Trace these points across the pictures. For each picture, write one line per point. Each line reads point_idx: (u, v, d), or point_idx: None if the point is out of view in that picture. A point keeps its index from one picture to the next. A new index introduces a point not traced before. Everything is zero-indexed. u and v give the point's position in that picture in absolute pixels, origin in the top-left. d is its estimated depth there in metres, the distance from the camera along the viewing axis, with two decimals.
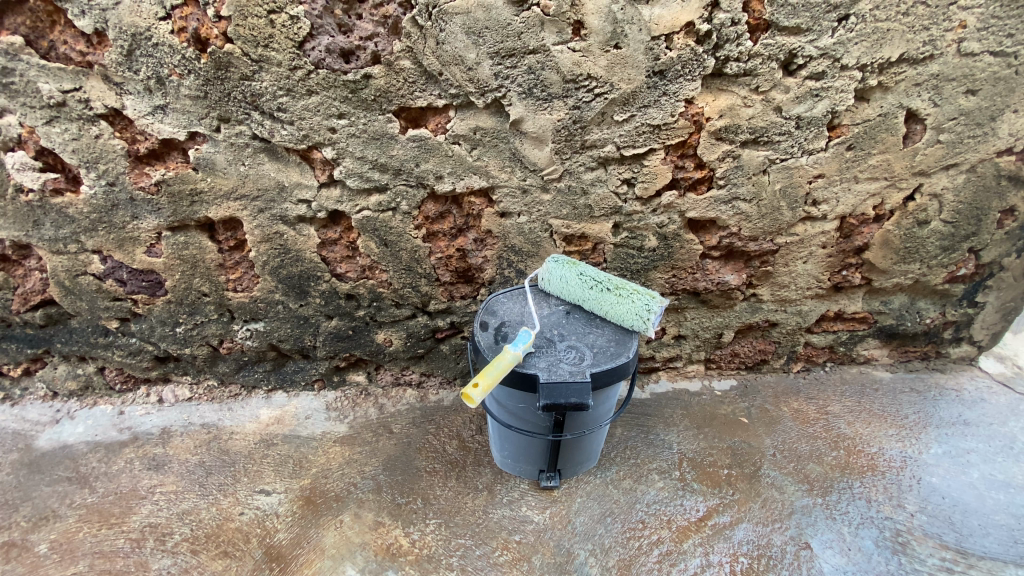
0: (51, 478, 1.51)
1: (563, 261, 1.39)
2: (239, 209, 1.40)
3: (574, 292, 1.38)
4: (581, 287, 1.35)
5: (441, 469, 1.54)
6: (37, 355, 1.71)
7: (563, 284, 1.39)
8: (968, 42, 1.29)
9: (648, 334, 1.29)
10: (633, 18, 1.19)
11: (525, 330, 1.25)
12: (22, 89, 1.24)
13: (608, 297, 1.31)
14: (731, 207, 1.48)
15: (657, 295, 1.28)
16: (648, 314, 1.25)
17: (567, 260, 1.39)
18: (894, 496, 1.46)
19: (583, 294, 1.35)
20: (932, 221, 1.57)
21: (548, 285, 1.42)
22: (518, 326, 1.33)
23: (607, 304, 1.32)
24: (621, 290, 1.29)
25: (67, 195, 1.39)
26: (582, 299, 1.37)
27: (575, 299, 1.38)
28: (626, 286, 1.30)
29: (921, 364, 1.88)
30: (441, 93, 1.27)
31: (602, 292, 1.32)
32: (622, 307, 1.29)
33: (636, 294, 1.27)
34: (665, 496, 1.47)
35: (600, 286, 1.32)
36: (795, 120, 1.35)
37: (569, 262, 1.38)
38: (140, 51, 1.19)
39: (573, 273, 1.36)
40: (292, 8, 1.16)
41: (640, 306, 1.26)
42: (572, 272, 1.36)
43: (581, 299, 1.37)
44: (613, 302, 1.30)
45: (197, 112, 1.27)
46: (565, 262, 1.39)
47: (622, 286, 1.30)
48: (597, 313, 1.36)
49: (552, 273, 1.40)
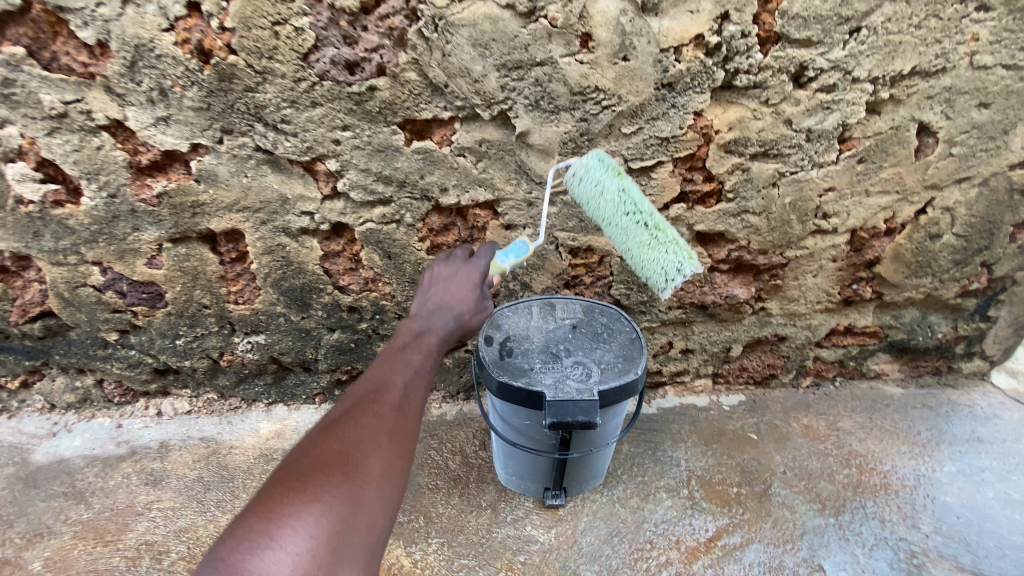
0: (47, 493, 1.49)
1: (610, 166, 1.19)
2: (241, 220, 1.39)
3: (605, 207, 1.20)
4: (616, 207, 1.18)
5: (444, 486, 1.52)
6: (35, 367, 1.68)
7: (597, 190, 1.20)
8: (981, 55, 1.27)
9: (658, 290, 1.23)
10: (642, 30, 1.18)
11: (525, 242, 1.28)
12: (23, 99, 1.23)
13: (642, 234, 1.18)
14: (740, 220, 1.46)
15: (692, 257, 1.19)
16: (677, 275, 1.18)
17: (614, 168, 1.20)
18: (908, 516, 1.42)
19: (614, 215, 1.19)
20: (944, 235, 1.54)
21: (579, 181, 1.23)
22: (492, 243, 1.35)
23: (636, 239, 1.19)
24: (660, 235, 1.18)
25: (67, 206, 1.37)
26: (609, 218, 1.21)
27: (602, 215, 1.21)
28: (667, 231, 1.18)
29: (932, 379, 1.84)
30: (447, 105, 1.25)
31: (636, 225, 1.18)
32: (650, 252, 1.19)
33: (674, 247, 1.17)
34: (673, 515, 1.44)
35: (639, 218, 1.17)
36: (806, 132, 1.33)
37: (616, 174, 1.19)
38: (143, 63, 1.18)
39: (615, 186, 1.18)
40: (297, 19, 1.14)
41: (671, 263, 1.18)
42: (615, 184, 1.18)
43: (607, 218, 1.21)
44: (644, 242, 1.19)
45: (200, 123, 1.25)
46: (612, 169, 1.20)
47: (664, 229, 1.18)
48: (618, 240, 1.22)
49: (591, 172, 1.20)
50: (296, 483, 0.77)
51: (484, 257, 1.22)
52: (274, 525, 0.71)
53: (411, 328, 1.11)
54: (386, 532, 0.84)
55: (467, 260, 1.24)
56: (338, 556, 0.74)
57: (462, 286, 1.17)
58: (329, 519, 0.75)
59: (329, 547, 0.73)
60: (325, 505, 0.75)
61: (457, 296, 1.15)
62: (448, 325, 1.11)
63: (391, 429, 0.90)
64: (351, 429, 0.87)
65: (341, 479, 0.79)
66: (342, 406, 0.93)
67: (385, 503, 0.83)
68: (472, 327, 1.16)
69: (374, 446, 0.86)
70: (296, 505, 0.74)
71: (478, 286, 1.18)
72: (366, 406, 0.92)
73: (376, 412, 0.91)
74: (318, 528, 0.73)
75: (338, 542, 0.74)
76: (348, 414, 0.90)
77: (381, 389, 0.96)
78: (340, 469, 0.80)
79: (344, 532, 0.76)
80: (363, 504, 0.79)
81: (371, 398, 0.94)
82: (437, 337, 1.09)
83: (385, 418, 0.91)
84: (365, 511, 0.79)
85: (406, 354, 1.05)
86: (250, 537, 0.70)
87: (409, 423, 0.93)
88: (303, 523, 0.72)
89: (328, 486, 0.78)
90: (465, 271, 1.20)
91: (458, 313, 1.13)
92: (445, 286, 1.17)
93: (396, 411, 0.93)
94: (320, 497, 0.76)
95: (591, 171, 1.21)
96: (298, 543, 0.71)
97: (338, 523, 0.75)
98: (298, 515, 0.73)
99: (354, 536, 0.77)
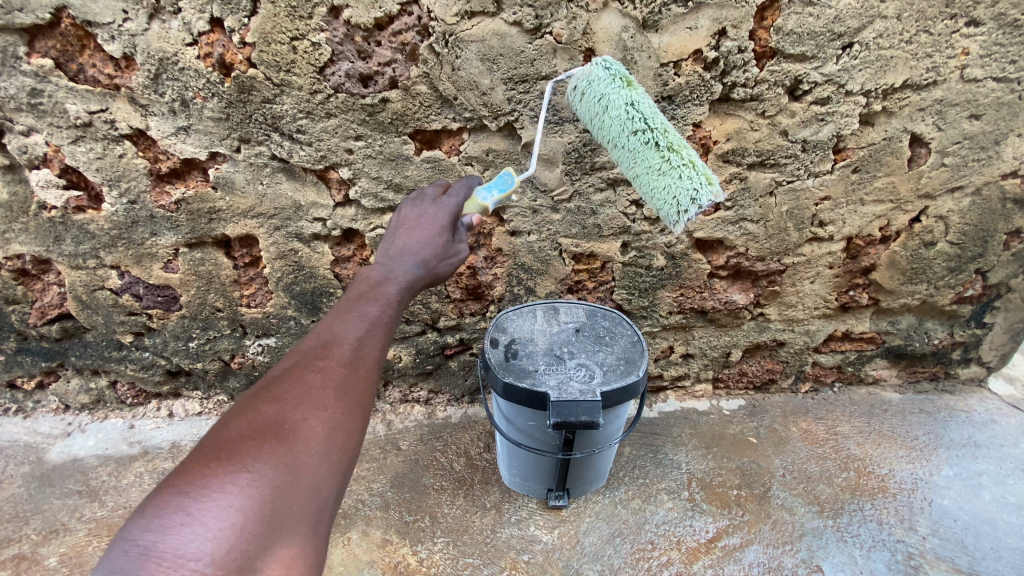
0: (61, 491, 1.52)
1: (619, 78, 1.11)
2: (256, 226, 1.44)
3: (611, 124, 1.11)
4: (621, 122, 1.08)
5: (450, 487, 1.55)
6: (51, 368, 1.73)
7: (603, 104, 1.11)
8: (971, 69, 1.32)
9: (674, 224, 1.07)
10: (643, 46, 1.23)
11: (510, 175, 1.19)
12: (49, 109, 1.28)
13: (649, 155, 1.07)
14: (739, 228, 1.50)
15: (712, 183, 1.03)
16: (691, 206, 1.01)
17: (624, 79, 1.11)
18: (905, 518, 1.45)
19: (620, 133, 1.09)
20: (938, 242, 1.58)
21: (586, 95, 1.15)
22: (474, 180, 1.22)
23: (645, 161, 1.08)
24: (671, 156, 1.04)
25: (89, 212, 1.43)
26: (615, 138, 1.12)
27: (610, 134, 1.12)
28: (681, 152, 1.05)
29: (930, 385, 1.87)
30: (456, 117, 1.31)
31: (643, 143, 1.07)
32: (660, 176, 1.06)
33: (687, 170, 1.02)
34: (674, 516, 1.47)
35: (647, 135, 1.06)
36: (802, 143, 1.38)
37: (626, 85, 1.10)
38: (166, 75, 1.23)
39: (622, 100, 1.08)
40: (314, 35, 1.19)
41: (685, 186, 1.02)
42: (622, 96, 1.09)
43: (614, 138, 1.12)
44: (653, 164, 1.06)
45: (219, 133, 1.30)
46: (621, 79, 1.11)
47: (676, 148, 1.05)
48: (628, 163, 1.11)
49: (597, 85, 1.13)
50: (222, 452, 0.70)
51: (454, 203, 1.11)
52: (191, 501, 0.65)
53: (370, 274, 0.99)
54: (336, 497, 0.78)
55: (436, 202, 1.11)
56: (272, 527, 0.68)
57: (430, 226, 1.05)
58: (258, 490, 0.68)
59: (259, 520, 0.67)
60: (254, 476, 0.69)
61: (420, 240, 1.03)
62: (413, 270, 1.00)
63: (338, 385, 0.82)
64: (292, 388, 0.79)
65: (273, 446, 0.72)
66: (286, 360, 0.85)
67: (331, 468, 0.76)
68: (443, 275, 1.06)
69: (316, 406, 0.78)
70: (219, 477, 0.67)
71: (448, 228, 1.07)
72: (311, 360, 0.83)
73: (322, 367, 0.82)
74: (243, 500, 0.66)
75: (272, 513, 0.68)
76: (287, 374, 0.81)
77: (328, 344, 0.86)
78: (274, 435, 0.73)
79: (278, 502, 0.69)
80: (302, 470, 0.73)
81: (318, 351, 0.85)
82: (399, 286, 0.97)
83: (333, 374, 0.82)
84: (305, 479, 0.73)
85: (362, 304, 0.93)
86: (163, 512, 0.64)
87: (363, 378, 0.85)
88: (226, 496, 0.66)
89: (257, 455, 0.71)
90: (433, 214, 1.07)
91: (420, 261, 1.01)
92: (410, 230, 1.05)
93: (347, 366, 0.84)
94: (246, 467, 0.69)
95: (598, 83, 1.13)
96: (219, 517, 0.64)
97: (271, 493, 0.69)
98: (220, 487, 0.66)
99: (291, 505, 0.70)
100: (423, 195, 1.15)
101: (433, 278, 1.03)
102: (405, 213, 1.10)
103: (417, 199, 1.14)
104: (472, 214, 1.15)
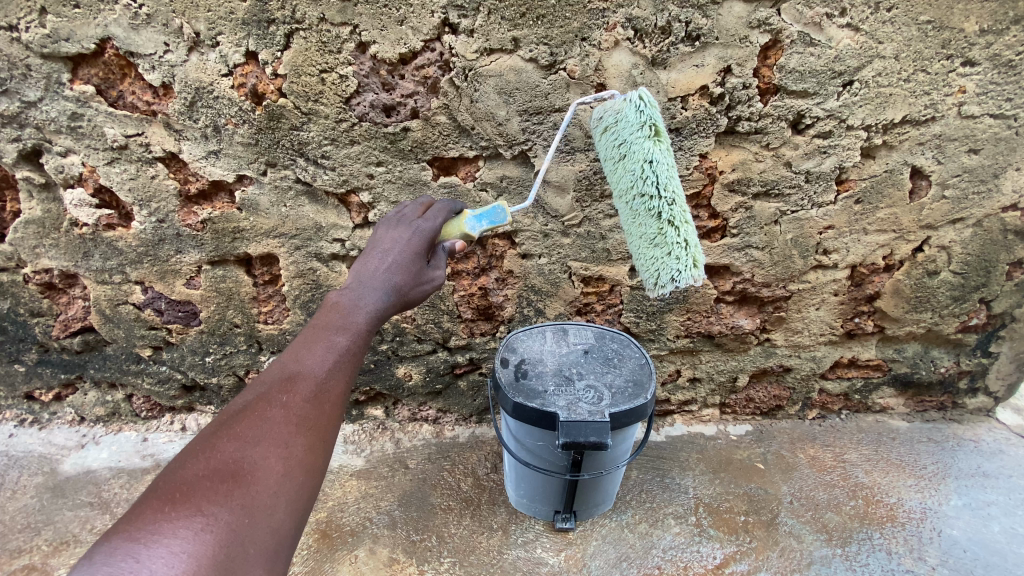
0: (74, 503, 1.54)
1: (649, 125, 1.07)
2: (277, 245, 1.50)
3: (626, 176, 1.14)
4: (635, 178, 1.11)
5: (456, 506, 1.56)
6: (69, 380, 1.76)
7: (626, 150, 1.12)
8: (968, 106, 1.37)
9: (653, 292, 1.18)
10: (651, 81, 1.30)
11: (501, 210, 1.20)
12: (89, 132, 1.35)
13: (649, 222, 1.11)
14: (744, 254, 1.54)
15: (697, 266, 1.08)
16: (669, 283, 1.10)
17: (654, 128, 1.08)
18: (914, 548, 1.44)
19: (630, 189, 1.14)
20: (941, 272, 1.61)
21: (613, 134, 1.15)
22: (459, 204, 1.25)
23: (644, 228, 1.14)
24: (667, 230, 1.08)
25: (118, 229, 1.49)
26: (626, 192, 1.16)
27: (622, 185, 1.16)
28: (680, 227, 1.07)
29: (938, 415, 1.87)
30: (473, 145, 1.37)
31: (645, 209, 1.11)
32: (654, 249, 1.12)
33: (678, 250, 1.07)
34: (681, 542, 1.46)
35: (653, 203, 1.09)
36: (805, 174, 1.43)
37: (653, 136, 1.07)
38: (201, 102, 1.30)
39: (642, 157, 1.08)
40: (342, 68, 1.26)
41: (669, 267, 1.08)
42: (645, 152, 1.07)
43: (625, 190, 1.16)
44: (650, 233, 1.12)
45: (247, 157, 1.37)
46: (651, 128, 1.07)
47: (676, 224, 1.07)
48: (630, 220, 1.18)
49: (625, 129, 1.11)
50: (178, 496, 0.73)
51: (431, 227, 1.14)
52: (142, 546, 0.67)
53: (338, 301, 1.02)
54: (295, 534, 0.81)
55: (412, 226, 1.13)
56: (225, 571, 0.70)
57: (401, 256, 1.08)
58: (211, 535, 0.71)
59: (212, 564, 0.69)
60: (208, 519, 0.72)
61: (390, 269, 1.06)
62: (382, 300, 1.03)
63: (299, 422, 0.86)
64: (252, 426, 0.83)
65: (228, 490, 0.75)
66: (249, 395, 0.88)
67: (287, 506, 0.79)
68: (414, 300, 1.10)
69: (276, 444, 0.82)
70: (174, 521, 0.70)
71: (422, 256, 1.11)
72: (274, 395, 0.87)
73: (285, 403, 0.86)
74: (196, 545, 0.69)
75: (227, 555, 0.71)
76: (246, 413, 0.84)
77: (290, 380, 0.89)
78: (228, 477, 0.77)
79: (234, 544, 0.72)
80: (259, 510, 0.76)
81: (281, 386, 0.88)
82: (367, 313, 1.01)
83: (295, 409, 0.86)
84: (262, 520, 0.76)
85: (329, 335, 0.96)
86: (111, 562, 0.64)
87: (326, 412, 0.89)
88: (179, 541, 0.68)
89: (212, 498, 0.74)
90: (407, 240, 1.10)
91: (389, 290, 1.04)
92: (382, 257, 1.08)
93: (309, 401, 0.88)
94: (200, 511, 0.72)
95: (626, 126, 1.11)
96: (169, 565, 0.66)
97: (226, 536, 0.72)
98: (174, 532, 0.69)
99: (247, 548, 0.73)
100: (401, 215, 1.18)
101: (403, 305, 1.07)
102: (379, 239, 1.13)
103: (394, 222, 1.16)
104: (454, 239, 1.21)
